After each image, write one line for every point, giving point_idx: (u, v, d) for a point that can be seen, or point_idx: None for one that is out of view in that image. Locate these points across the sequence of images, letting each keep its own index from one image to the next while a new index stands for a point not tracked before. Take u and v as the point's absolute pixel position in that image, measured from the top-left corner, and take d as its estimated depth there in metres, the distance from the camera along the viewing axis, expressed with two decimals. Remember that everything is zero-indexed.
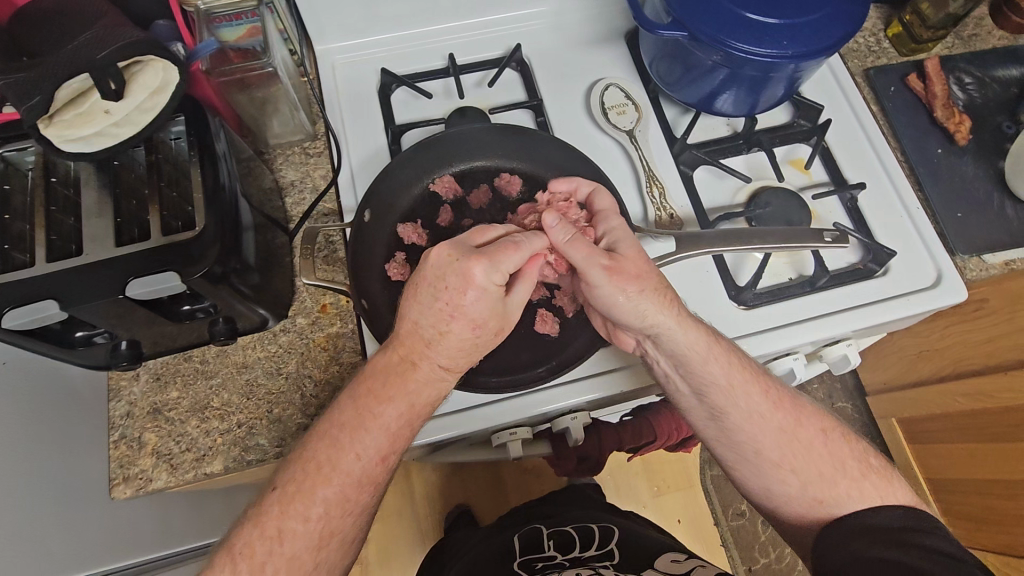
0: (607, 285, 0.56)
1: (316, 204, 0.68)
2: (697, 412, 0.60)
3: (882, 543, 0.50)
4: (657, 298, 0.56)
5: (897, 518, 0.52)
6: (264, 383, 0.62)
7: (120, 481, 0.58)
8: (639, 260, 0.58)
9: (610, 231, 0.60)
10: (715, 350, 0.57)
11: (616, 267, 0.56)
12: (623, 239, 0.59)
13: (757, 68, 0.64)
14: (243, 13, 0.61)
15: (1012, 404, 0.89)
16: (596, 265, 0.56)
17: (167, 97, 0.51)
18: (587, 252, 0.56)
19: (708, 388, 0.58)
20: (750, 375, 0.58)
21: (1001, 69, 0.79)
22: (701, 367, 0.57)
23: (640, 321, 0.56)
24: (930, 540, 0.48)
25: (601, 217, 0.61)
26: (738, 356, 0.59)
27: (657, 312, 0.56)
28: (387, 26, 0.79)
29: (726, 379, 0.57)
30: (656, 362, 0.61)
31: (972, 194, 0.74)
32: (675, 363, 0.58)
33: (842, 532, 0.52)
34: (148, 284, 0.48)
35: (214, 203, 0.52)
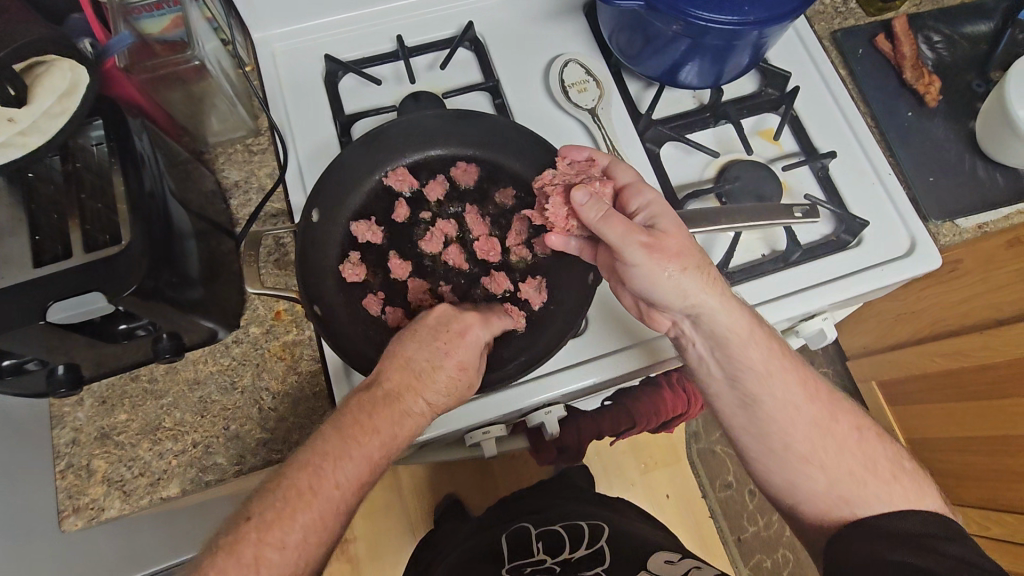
0: (646, 263, 0.53)
1: (264, 205, 0.65)
2: (726, 398, 0.58)
3: (904, 547, 0.49)
4: (700, 278, 0.54)
5: (923, 524, 0.51)
6: (218, 399, 0.58)
7: (70, 513, 0.55)
8: (681, 236, 0.54)
9: (646, 206, 0.56)
10: (757, 334, 0.56)
11: (657, 244, 0.53)
12: (662, 212, 0.56)
13: (719, 37, 0.61)
14: (163, 3, 0.57)
15: (988, 362, 0.89)
16: (634, 242, 0.52)
17: (80, 100, 0.47)
18: (625, 228, 0.52)
19: (744, 372, 0.56)
20: (789, 361, 0.57)
21: (970, 25, 0.77)
22: (739, 350, 0.55)
23: (680, 300, 0.54)
24: (953, 548, 0.47)
25: (631, 190, 0.58)
26: (776, 341, 0.57)
27: (699, 291, 0.54)
28: (328, 9, 0.73)
29: (765, 365, 0.55)
30: (691, 343, 0.58)
31: (944, 157, 0.72)
32: (712, 343, 0.56)
33: (859, 534, 0.51)
34: (74, 308, 0.45)
35: (138, 210, 0.48)
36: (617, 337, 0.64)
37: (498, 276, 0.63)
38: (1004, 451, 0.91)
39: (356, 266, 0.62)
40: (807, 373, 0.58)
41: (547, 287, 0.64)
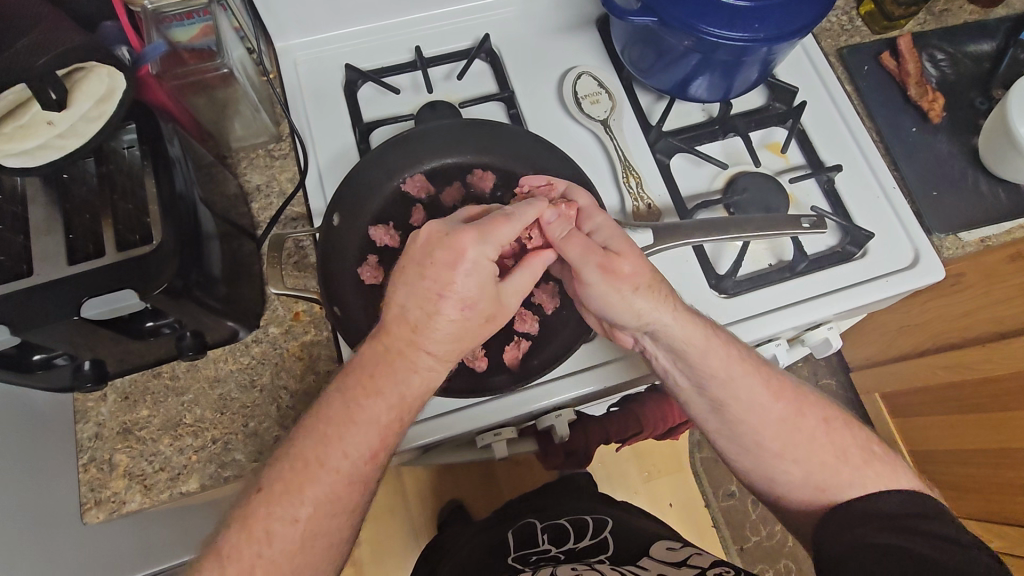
0: (601, 284, 0.55)
1: (285, 208, 0.66)
2: (697, 404, 0.60)
3: (884, 529, 0.49)
4: (652, 295, 0.55)
5: (900, 504, 0.52)
6: (237, 397, 0.60)
7: (92, 505, 0.56)
8: (633, 255, 0.56)
9: (599, 229, 0.58)
10: (713, 343, 0.56)
11: (610, 263, 0.55)
12: (613, 234, 0.57)
13: (729, 52, 0.63)
14: (193, 13, 0.59)
15: (990, 376, 0.90)
16: (590, 263, 0.55)
17: (115, 106, 0.49)
18: (581, 249, 0.55)
19: (708, 379, 0.57)
20: (750, 366, 0.57)
21: (973, 44, 0.79)
22: (700, 360, 0.56)
23: (635, 320, 0.55)
24: (932, 526, 0.48)
25: (587, 213, 0.58)
26: (738, 349, 0.58)
27: (652, 310, 0.55)
28: (348, 20, 0.76)
29: (726, 371, 0.56)
30: (656, 358, 0.59)
31: (947, 173, 0.74)
32: (674, 355, 0.57)
33: (844, 517, 0.53)
34: (105, 304, 0.46)
35: (170, 212, 0.50)
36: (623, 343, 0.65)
37: None
38: (1007, 464, 0.92)
39: (375, 269, 0.65)
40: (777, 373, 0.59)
41: (561, 294, 0.66)
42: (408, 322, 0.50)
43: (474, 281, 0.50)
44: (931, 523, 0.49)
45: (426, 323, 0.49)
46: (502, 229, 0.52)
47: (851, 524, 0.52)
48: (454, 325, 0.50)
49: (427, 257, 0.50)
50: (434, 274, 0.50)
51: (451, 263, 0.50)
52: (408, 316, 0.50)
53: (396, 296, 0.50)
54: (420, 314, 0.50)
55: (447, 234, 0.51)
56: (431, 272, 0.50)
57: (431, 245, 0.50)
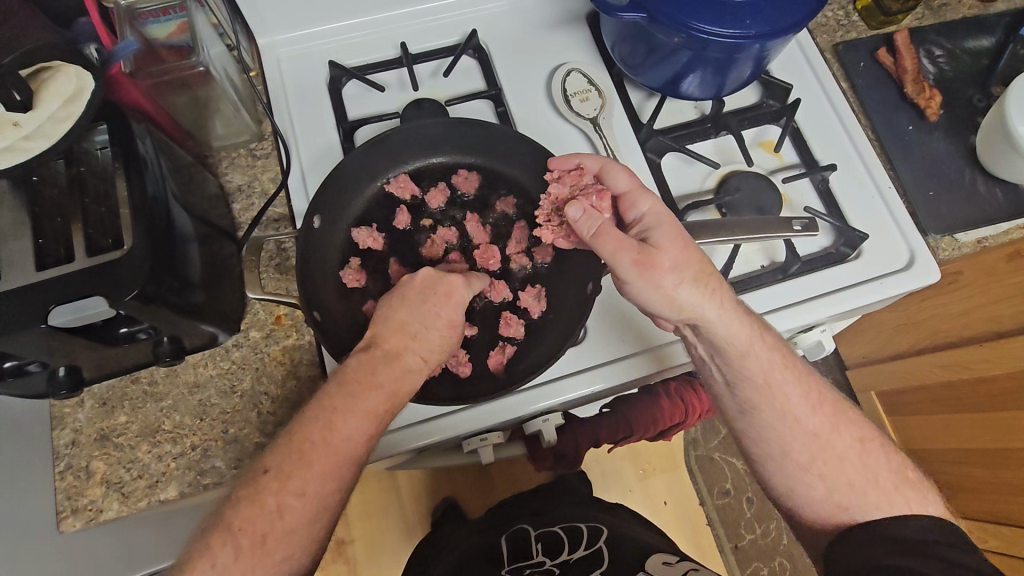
0: (639, 281, 0.54)
1: (266, 209, 0.65)
2: (728, 403, 0.59)
3: (903, 553, 0.49)
4: (696, 292, 0.54)
5: (925, 530, 0.50)
6: (218, 402, 0.59)
7: (68, 514, 0.55)
8: (675, 249, 0.54)
9: (644, 216, 0.57)
10: (756, 344, 0.56)
11: (647, 261, 0.53)
12: (656, 224, 0.56)
13: (720, 49, 0.61)
14: (170, 8, 0.58)
15: (988, 375, 0.89)
16: (625, 260, 0.54)
17: (83, 105, 0.47)
18: (614, 246, 0.54)
19: (743, 383, 0.56)
20: (790, 370, 0.56)
21: (972, 40, 0.77)
22: (740, 361, 0.56)
23: (676, 313, 0.55)
24: (948, 552, 0.47)
25: (629, 199, 0.58)
26: (782, 352, 0.57)
27: (695, 305, 0.54)
28: (332, 15, 0.74)
29: (763, 376, 0.56)
30: (693, 348, 0.59)
31: (945, 171, 0.72)
32: (712, 352, 0.57)
33: (856, 537, 0.52)
34: (74, 311, 0.45)
35: (142, 215, 0.48)
36: (615, 346, 0.64)
37: (498, 285, 0.63)
38: (1005, 464, 0.90)
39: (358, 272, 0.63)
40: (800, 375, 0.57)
41: (547, 296, 0.64)
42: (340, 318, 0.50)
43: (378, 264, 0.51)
44: (944, 548, 0.48)
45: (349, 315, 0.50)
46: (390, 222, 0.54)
47: (861, 547, 0.51)
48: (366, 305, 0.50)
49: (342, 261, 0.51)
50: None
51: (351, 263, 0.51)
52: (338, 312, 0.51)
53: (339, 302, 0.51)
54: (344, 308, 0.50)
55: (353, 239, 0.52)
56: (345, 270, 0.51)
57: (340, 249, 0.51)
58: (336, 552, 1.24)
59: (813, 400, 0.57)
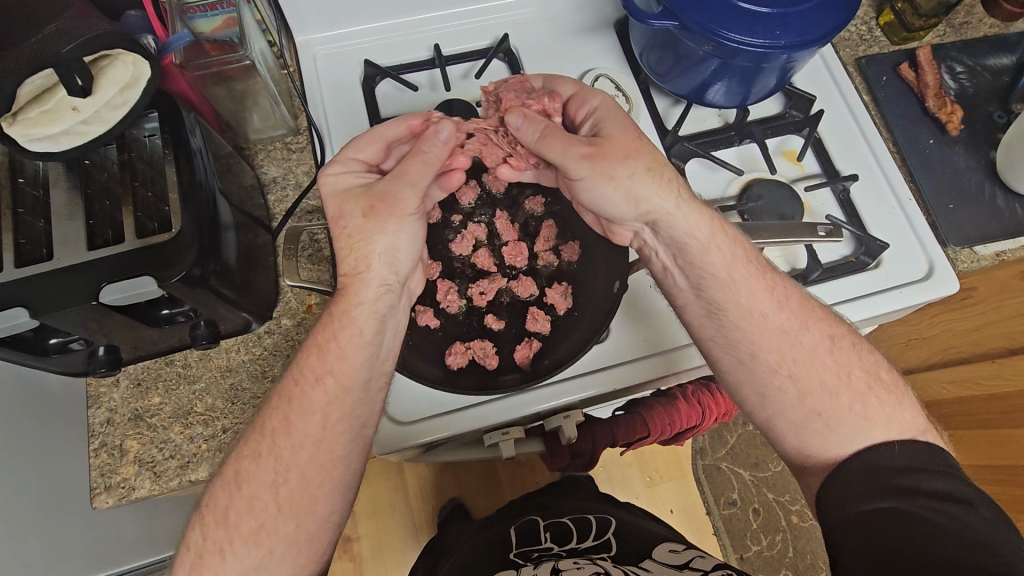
0: (591, 174, 0.55)
1: (300, 201, 0.67)
2: (693, 309, 0.59)
3: (882, 492, 0.48)
4: (654, 182, 0.56)
5: (898, 457, 0.51)
6: (248, 387, 0.60)
7: (101, 490, 0.56)
8: (623, 139, 0.56)
9: (594, 111, 0.59)
10: (718, 237, 0.57)
11: (599, 153, 0.55)
12: (605, 118, 0.58)
13: (749, 58, 0.63)
14: (217, 4, 0.59)
15: (999, 392, 0.88)
16: (575, 156, 0.55)
17: (139, 93, 0.49)
18: (561, 145, 0.55)
19: (709, 282, 0.57)
20: (754, 268, 0.57)
21: (993, 58, 0.78)
22: (701, 256, 0.57)
23: (633, 208, 0.57)
24: (931, 482, 0.48)
25: (578, 99, 0.60)
26: (745, 248, 0.58)
27: (651, 197, 0.56)
28: (369, 17, 0.76)
29: (727, 273, 0.56)
30: (655, 254, 0.60)
31: (964, 185, 0.73)
32: (673, 252, 0.58)
33: (842, 480, 0.51)
34: (126, 288, 0.46)
35: (191, 200, 0.50)
36: (639, 343, 0.64)
37: (525, 281, 0.65)
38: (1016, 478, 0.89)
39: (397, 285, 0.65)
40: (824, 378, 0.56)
41: (573, 294, 0.65)
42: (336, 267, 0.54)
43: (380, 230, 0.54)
44: (927, 479, 0.48)
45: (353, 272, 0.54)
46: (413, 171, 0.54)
47: (849, 489, 0.50)
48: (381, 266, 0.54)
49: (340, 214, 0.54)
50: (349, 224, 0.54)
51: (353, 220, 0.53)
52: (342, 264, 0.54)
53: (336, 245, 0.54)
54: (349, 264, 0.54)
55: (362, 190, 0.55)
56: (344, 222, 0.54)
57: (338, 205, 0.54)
58: (342, 547, 1.25)
59: (830, 331, 0.57)
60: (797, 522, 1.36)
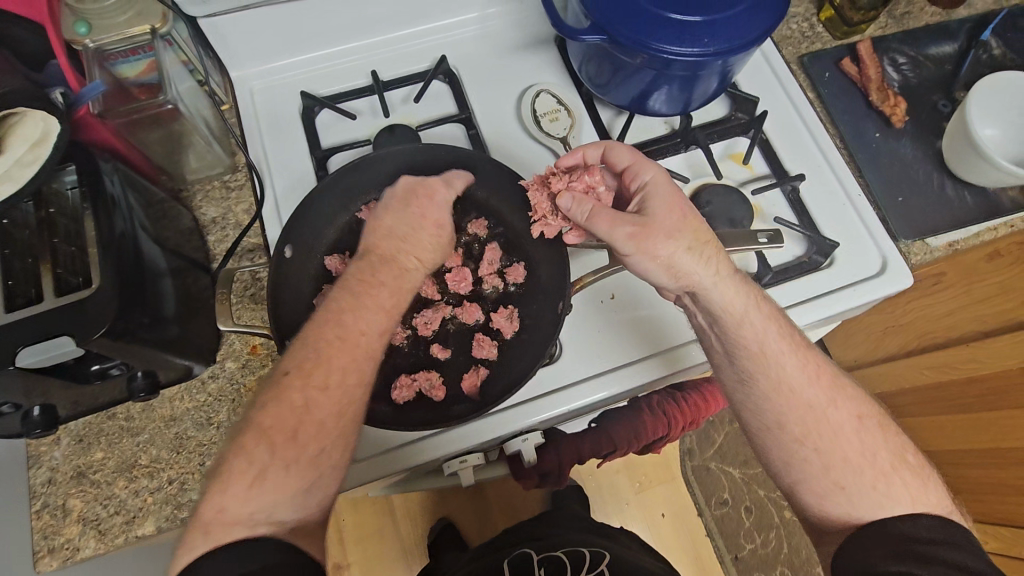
0: (636, 251, 0.56)
1: (240, 240, 0.66)
2: (727, 373, 0.58)
3: (897, 555, 0.47)
4: (695, 255, 0.56)
5: (923, 527, 0.49)
6: (194, 435, 0.59)
7: (45, 554, 0.54)
8: (671, 215, 0.57)
9: (644, 186, 0.59)
10: (757, 307, 0.57)
11: (644, 231, 0.56)
12: (655, 196, 0.58)
13: (683, 67, 0.62)
14: (138, 49, 0.59)
15: (973, 376, 0.86)
16: (621, 233, 0.56)
17: (50, 148, 0.48)
18: (607, 223, 0.56)
19: (742, 351, 0.56)
20: (790, 343, 0.56)
21: (935, 47, 0.78)
22: (735, 328, 0.56)
23: (673, 279, 0.57)
24: (949, 554, 0.46)
25: (632, 171, 0.60)
26: (779, 322, 0.57)
27: (691, 269, 0.56)
28: (303, 47, 0.75)
29: (758, 344, 0.56)
30: (692, 316, 0.60)
31: (912, 176, 0.73)
32: (709, 318, 0.58)
33: (857, 543, 0.50)
34: (40, 352, 0.45)
35: (111, 253, 0.49)
36: (589, 361, 0.63)
37: (469, 307, 0.64)
38: (999, 465, 0.85)
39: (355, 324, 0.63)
40: (776, 385, 0.55)
41: (519, 317, 0.64)
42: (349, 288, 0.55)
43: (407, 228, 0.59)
44: (947, 550, 0.46)
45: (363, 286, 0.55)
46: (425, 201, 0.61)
47: (867, 547, 0.49)
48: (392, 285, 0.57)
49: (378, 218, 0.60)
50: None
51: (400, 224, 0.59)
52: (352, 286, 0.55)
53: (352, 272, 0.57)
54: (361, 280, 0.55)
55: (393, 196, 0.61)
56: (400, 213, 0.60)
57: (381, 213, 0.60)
58: None
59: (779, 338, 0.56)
60: (790, 518, 1.34)
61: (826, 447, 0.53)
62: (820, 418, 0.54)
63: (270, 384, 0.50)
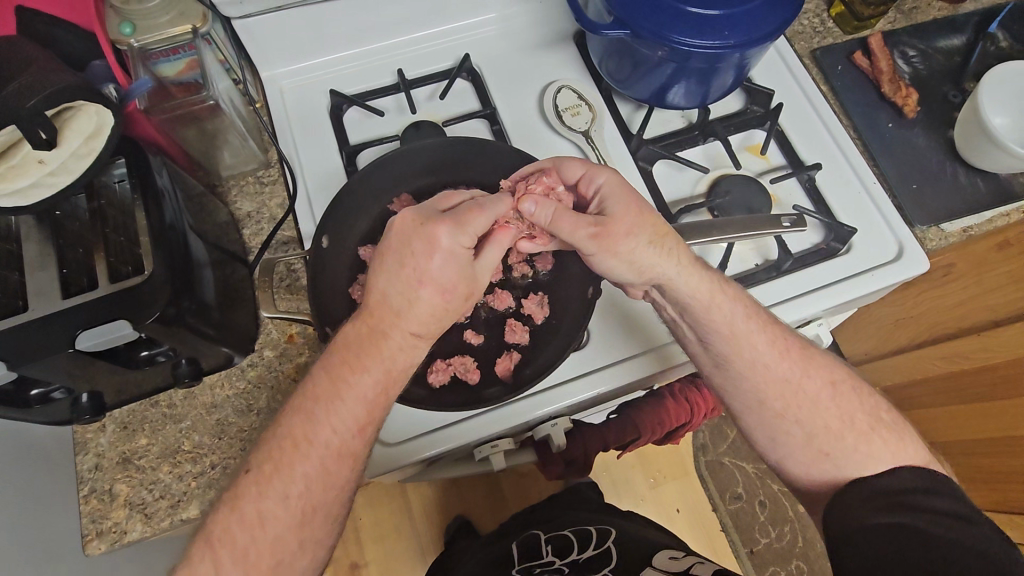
0: (600, 252, 0.55)
1: (275, 232, 0.68)
2: (703, 358, 0.60)
3: (885, 507, 0.49)
4: (657, 250, 0.55)
5: (907, 480, 0.51)
6: (234, 421, 0.61)
7: (93, 537, 0.56)
8: (629, 215, 0.55)
9: (600, 189, 0.58)
10: (721, 298, 0.57)
11: (605, 231, 0.55)
12: (612, 195, 0.57)
13: (703, 59, 0.64)
14: (179, 48, 0.60)
15: (990, 363, 0.87)
16: (583, 236, 0.55)
17: (104, 141, 0.50)
18: (568, 228, 0.55)
19: (714, 337, 0.57)
20: (758, 322, 0.57)
21: (944, 39, 0.80)
22: (705, 315, 0.57)
23: (639, 276, 0.57)
24: (930, 502, 0.48)
25: (587, 176, 0.59)
26: (746, 304, 0.58)
27: (655, 265, 0.56)
28: (330, 47, 0.77)
29: (730, 328, 0.56)
30: (663, 309, 0.61)
31: (926, 165, 0.75)
32: (680, 310, 0.58)
33: (847, 497, 0.52)
34: (99, 335, 0.47)
35: (161, 243, 0.51)
36: (615, 347, 0.66)
37: (501, 293, 0.66)
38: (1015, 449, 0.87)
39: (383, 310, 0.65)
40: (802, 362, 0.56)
41: (549, 303, 0.66)
42: (390, 307, 0.50)
43: (450, 268, 0.51)
44: (933, 499, 0.48)
45: (407, 308, 0.50)
46: (476, 218, 0.52)
47: (854, 504, 0.51)
48: (434, 308, 0.51)
49: (405, 246, 0.51)
50: (411, 264, 0.50)
51: (425, 252, 0.50)
52: (389, 302, 0.50)
53: (377, 282, 0.51)
54: (401, 301, 0.50)
55: (423, 224, 0.51)
56: (410, 259, 0.50)
57: (409, 235, 0.51)
58: None
59: None
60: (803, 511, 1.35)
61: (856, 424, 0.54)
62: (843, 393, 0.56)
63: None
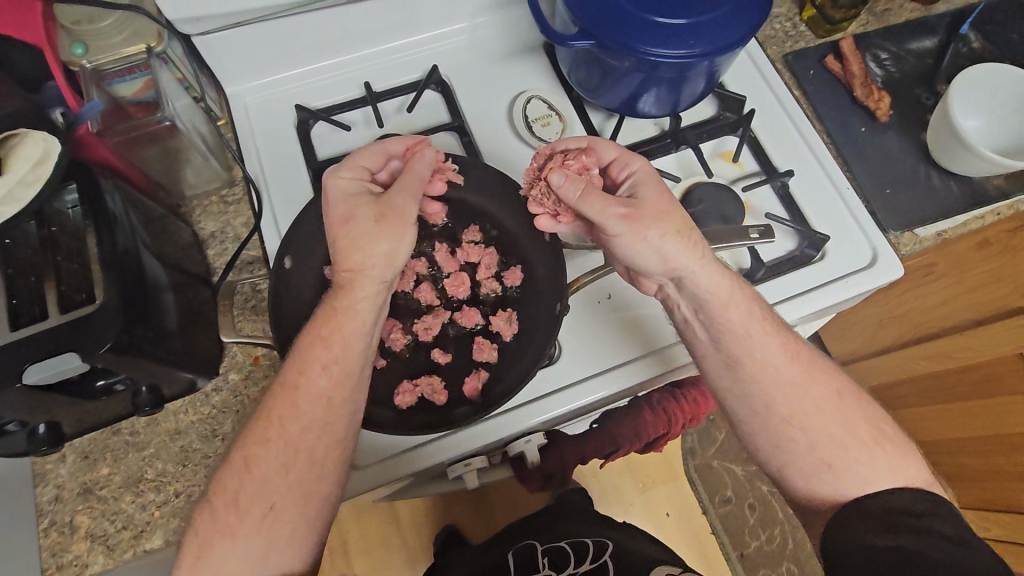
0: (630, 232, 0.55)
1: (239, 252, 0.66)
2: (713, 361, 0.58)
3: (883, 528, 0.49)
4: (681, 239, 0.56)
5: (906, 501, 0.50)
6: (199, 447, 0.59)
7: (53, 571, 0.55)
8: (663, 201, 0.57)
9: (633, 175, 0.60)
10: (737, 296, 0.57)
11: (635, 213, 0.55)
12: (644, 181, 0.59)
13: (670, 69, 0.64)
14: (134, 68, 0.61)
15: (972, 363, 0.86)
16: (613, 215, 0.55)
17: (51, 167, 0.49)
18: (599, 205, 0.55)
19: (727, 334, 0.56)
20: (771, 325, 0.57)
21: (916, 41, 0.80)
22: (721, 310, 0.56)
23: (662, 264, 0.56)
24: (931, 524, 0.47)
25: (619, 162, 0.61)
26: (760, 303, 0.58)
27: (679, 256, 0.56)
28: (296, 61, 0.76)
29: (745, 328, 0.56)
30: (677, 307, 0.60)
31: (900, 168, 0.74)
32: (696, 307, 0.58)
33: (843, 516, 0.51)
34: (46, 368, 0.45)
35: (115, 270, 0.49)
36: (589, 360, 0.64)
37: (468, 311, 0.65)
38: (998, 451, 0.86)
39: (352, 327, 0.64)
40: (773, 375, 0.55)
41: (517, 319, 0.65)
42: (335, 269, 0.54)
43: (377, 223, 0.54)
44: (932, 521, 0.48)
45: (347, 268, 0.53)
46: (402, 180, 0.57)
47: (851, 525, 0.50)
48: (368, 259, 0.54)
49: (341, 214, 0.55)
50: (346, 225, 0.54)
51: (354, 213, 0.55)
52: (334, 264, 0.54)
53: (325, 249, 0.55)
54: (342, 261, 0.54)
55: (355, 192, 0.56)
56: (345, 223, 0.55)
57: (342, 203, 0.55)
58: None
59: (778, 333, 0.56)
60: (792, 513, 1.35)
61: (829, 438, 0.54)
62: (814, 405, 0.55)
63: (277, 395, 0.51)
